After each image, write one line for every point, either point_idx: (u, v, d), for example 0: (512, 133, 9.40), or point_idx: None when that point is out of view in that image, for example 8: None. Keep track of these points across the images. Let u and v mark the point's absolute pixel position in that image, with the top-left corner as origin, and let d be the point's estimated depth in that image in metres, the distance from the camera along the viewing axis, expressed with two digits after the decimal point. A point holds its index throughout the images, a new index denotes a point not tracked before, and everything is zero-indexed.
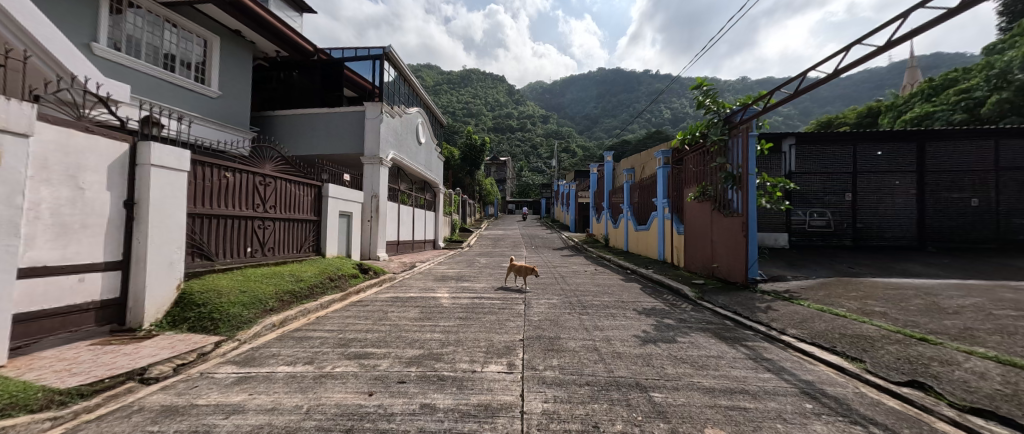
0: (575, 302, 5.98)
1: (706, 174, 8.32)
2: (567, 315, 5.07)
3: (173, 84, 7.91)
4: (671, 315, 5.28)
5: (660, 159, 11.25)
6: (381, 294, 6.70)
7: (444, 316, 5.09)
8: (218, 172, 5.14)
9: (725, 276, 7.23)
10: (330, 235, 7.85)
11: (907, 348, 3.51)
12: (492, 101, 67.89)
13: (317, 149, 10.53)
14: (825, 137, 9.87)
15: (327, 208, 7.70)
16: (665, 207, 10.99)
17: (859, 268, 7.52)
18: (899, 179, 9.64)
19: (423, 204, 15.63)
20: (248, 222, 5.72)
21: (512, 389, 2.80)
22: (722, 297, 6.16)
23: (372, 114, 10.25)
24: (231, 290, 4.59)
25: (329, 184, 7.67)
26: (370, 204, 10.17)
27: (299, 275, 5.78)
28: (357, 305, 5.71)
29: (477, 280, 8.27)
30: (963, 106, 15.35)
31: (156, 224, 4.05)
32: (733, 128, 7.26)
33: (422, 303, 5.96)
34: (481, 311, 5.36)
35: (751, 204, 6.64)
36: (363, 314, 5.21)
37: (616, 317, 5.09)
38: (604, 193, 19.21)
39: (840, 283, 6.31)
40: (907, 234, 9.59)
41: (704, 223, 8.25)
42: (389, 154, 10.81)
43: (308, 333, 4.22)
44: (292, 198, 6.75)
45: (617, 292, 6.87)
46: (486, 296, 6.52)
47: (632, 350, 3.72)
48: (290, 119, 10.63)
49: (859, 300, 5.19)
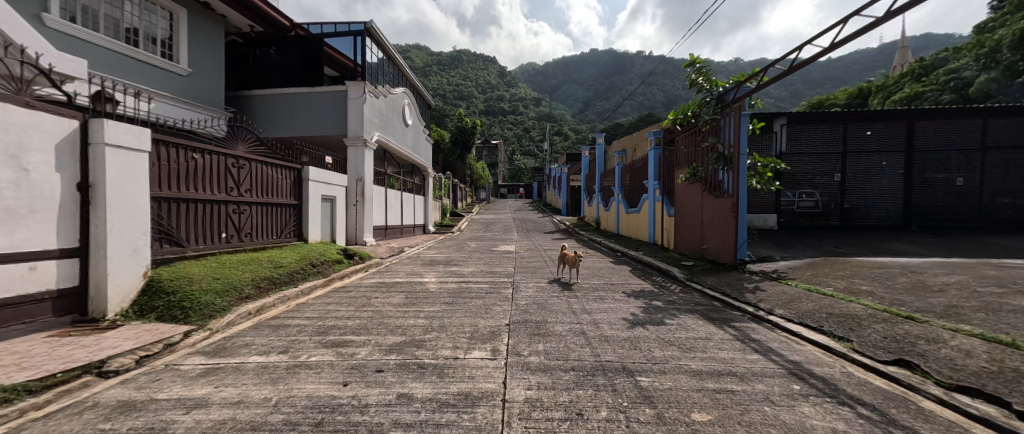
0: (565, 286, 5.90)
1: (697, 155, 8.19)
2: (555, 299, 4.98)
3: (139, 61, 7.47)
4: (660, 297, 5.24)
5: (650, 141, 11.10)
6: (367, 279, 6.51)
7: (430, 301, 4.97)
8: (184, 152, 4.82)
9: (715, 258, 7.19)
10: (314, 220, 7.59)
11: (893, 326, 3.48)
12: (483, 83, 66.45)
13: (299, 131, 10.17)
14: (817, 117, 9.78)
15: (309, 192, 7.39)
16: (656, 190, 10.89)
17: (845, 248, 7.57)
18: (887, 159, 9.65)
19: (412, 188, 15.32)
20: (221, 206, 5.45)
21: (495, 377, 2.70)
22: (711, 278, 6.16)
23: (355, 93, 9.85)
24: (203, 277, 4.38)
25: (309, 167, 7.33)
26: (355, 188, 9.87)
27: (280, 262, 5.57)
28: (340, 291, 5.51)
29: (466, 264, 8.15)
30: (951, 86, 15.41)
31: (118, 207, 3.80)
32: (725, 107, 7.09)
33: (407, 288, 5.83)
34: (468, 295, 5.25)
35: (741, 185, 6.57)
36: (345, 300, 5.04)
37: (605, 300, 5.03)
38: (596, 176, 19.08)
39: (827, 262, 6.33)
40: (893, 214, 9.66)
41: (695, 205, 8.18)
42: (374, 136, 10.47)
43: (285, 321, 4.06)
44: (270, 182, 6.46)
45: (607, 274, 6.82)
46: (475, 280, 6.42)
47: (619, 334, 3.64)
48: (269, 98, 10.16)
49: (846, 279, 5.20)
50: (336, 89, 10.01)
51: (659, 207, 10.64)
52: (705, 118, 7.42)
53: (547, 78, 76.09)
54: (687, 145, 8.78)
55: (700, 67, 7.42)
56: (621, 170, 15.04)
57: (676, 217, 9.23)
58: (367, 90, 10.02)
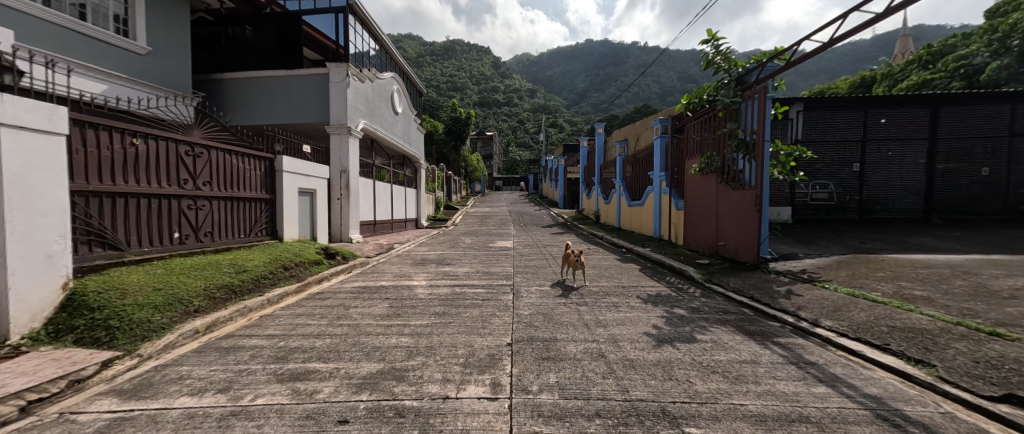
0: (571, 290, 5.25)
1: (711, 143, 7.51)
2: (562, 308, 4.32)
3: (87, 36, 6.59)
4: (681, 303, 4.61)
5: (656, 129, 10.47)
6: (347, 283, 5.77)
7: (417, 311, 4.27)
8: (121, 136, 4.04)
9: (733, 255, 6.57)
10: (291, 216, 6.81)
11: (980, 346, 2.86)
12: (477, 74, 65.17)
13: (278, 119, 9.36)
14: (835, 103, 9.14)
15: (282, 185, 6.59)
16: (662, 182, 10.27)
17: (871, 244, 6.98)
18: (909, 148, 9.05)
19: (403, 180, 14.51)
20: (173, 201, 4.66)
21: (496, 429, 2.01)
22: (733, 280, 5.52)
23: (337, 77, 9.01)
24: (141, 287, 3.63)
25: (283, 156, 6.52)
26: (339, 181, 9.10)
27: (244, 265, 4.81)
28: (315, 299, 4.78)
29: (460, 264, 7.46)
30: (961, 73, 14.87)
31: (23, 205, 3.01)
32: (746, 89, 6.42)
33: (392, 294, 5.11)
34: (461, 304, 4.57)
35: (765, 176, 5.91)
36: (318, 310, 4.31)
37: (620, 308, 4.38)
38: (595, 167, 18.36)
39: (859, 260, 5.71)
40: (914, 206, 9.10)
41: (708, 197, 7.55)
42: (360, 123, 9.65)
43: (239, 342, 3.34)
44: (236, 174, 5.70)
45: (616, 275, 6.18)
46: (469, 283, 5.74)
47: (645, 356, 2.98)
48: (244, 83, 9.34)
49: (892, 281, 4.58)
50: (316, 73, 9.14)
51: (666, 200, 10.02)
52: (723, 102, 6.75)
53: (543, 68, 74.78)
54: (699, 133, 8.15)
55: (718, 45, 6.70)
56: (622, 161, 14.37)
57: (686, 210, 8.61)
58: (351, 73, 9.18)
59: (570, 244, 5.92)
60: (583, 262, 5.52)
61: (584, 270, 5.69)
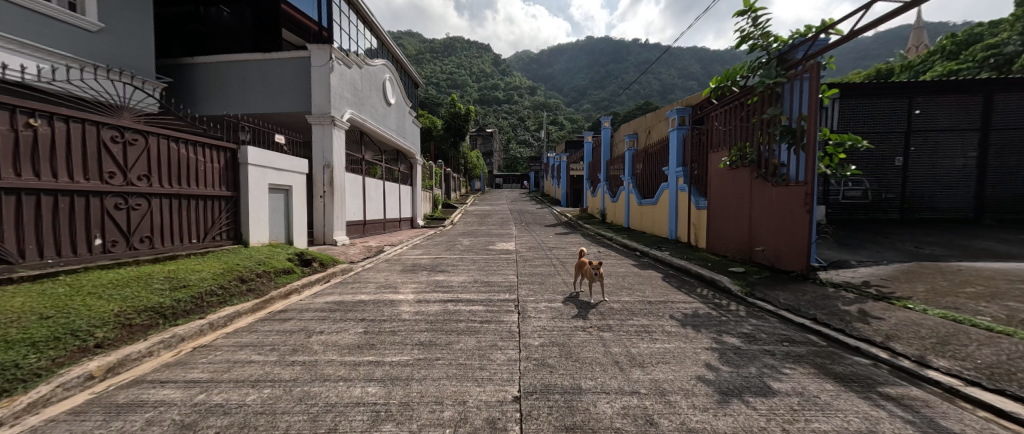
0: (588, 307, 4.33)
1: (744, 132, 6.56)
2: (582, 336, 3.40)
3: (23, 7, 5.62)
4: (728, 328, 3.69)
5: (673, 120, 9.54)
6: (321, 297, 4.84)
7: (397, 340, 3.35)
8: (11, 116, 3.11)
9: (773, 262, 5.63)
10: (259, 216, 5.88)
11: None
12: (477, 70, 64.19)
13: (256, 107, 8.47)
14: (874, 90, 8.19)
15: (247, 181, 5.65)
16: (679, 178, 9.35)
17: (930, 249, 6.04)
18: (958, 140, 8.10)
19: (397, 177, 13.57)
20: (95, 200, 3.74)
21: None
22: (782, 294, 4.59)
23: (319, 60, 8.07)
24: (22, 317, 2.67)
25: (247, 147, 5.59)
26: (322, 177, 8.20)
27: (181, 281, 3.86)
28: (274, 321, 3.85)
29: (456, 271, 6.53)
30: (991, 63, 13.72)
31: None
32: (791, 67, 5.41)
33: (371, 313, 4.19)
34: (455, 328, 3.64)
35: (816, 169, 4.95)
36: (271, 338, 3.40)
37: (655, 335, 3.46)
38: (602, 164, 17.41)
39: (931, 271, 4.78)
40: (963, 205, 8.16)
41: (739, 194, 6.61)
42: (346, 113, 8.70)
43: (144, 394, 2.41)
44: (185, 167, 4.76)
45: (638, 287, 5.26)
46: (465, 298, 4.82)
47: (715, 425, 2.04)
48: (218, 68, 8.44)
49: (992, 302, 3.66)
50: (296, 56, 8.20)
51: (684, 198, 9.10)
52: (762, 84, 5.75)
53: (544, 66, 73.74)
54: (726, 122, 7.19)
55: (755, 17, 5.74)
56: (631, 156, 13.45)
57: (709, 209, 7.68)
58: (336, 57, 8.24)
59: (583, 252, 4.99)
60: (601, 275, 4.57)
61: (603, 283, 4.76)
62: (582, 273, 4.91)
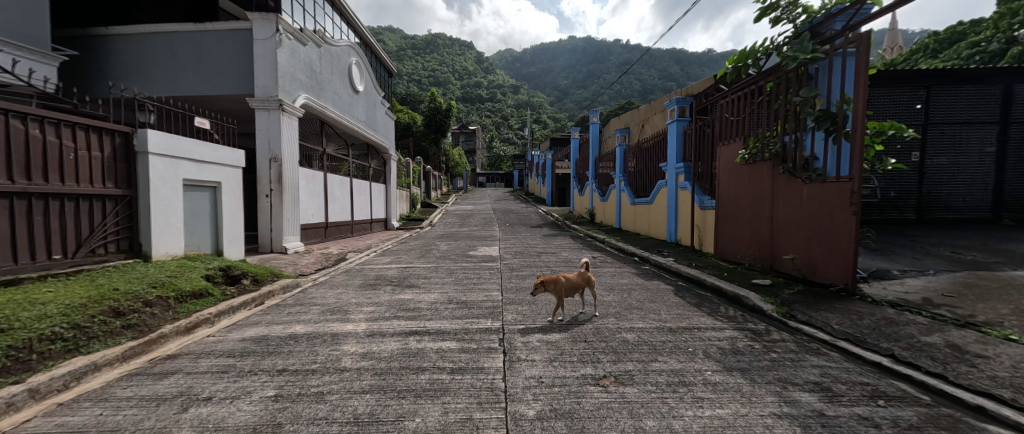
0: (594, 341, 3.30)
1: (761, 120, 5.70)
2: (598, 398, 2.33)
3: None
4: (789, 374, 2.71)
5: (671, 111, 8.68)
6: (241, 330, 3.62)
7: (321, 412, 2.19)
8: None
9: (805, 273, 4.77)
10: (168, 223, 4.99)
11: None
12: (460, 68, 62.73)
13: (190, 89, 7.12)
14: (892, 79, 7.50)
15: (144, 177, 4.75)
16: (679, 175, 8.49)
17: (972, 254, 5.32)
18: (977, 133, 7.53)
19: (368, 173, 12.26)
20: None
21: None
22: (831, 316, 3.70)
23: (263, 33, 6.78)
24: None
25: (147, 130, 4.74)
26: (269, 172, 6.91)
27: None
28: (145, 379, 2.60)
29: (428, 286, 5.40)
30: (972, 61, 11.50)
31: None
32: (828, 41, 4.53)
33: (299, 356, 3.02)
34: (413, 383, 2.54)
35: (862, 161, 4.05)
36: (112, 417, 2.14)
37: (699, 392, 2.44)
38: (590, 161, 16.51)
39: (997, 285, 3.99)
40: (981, 203, 7.60)
41: (757, 193, 5.73)
42: (299, 97, 7.39)
43: None
44: (36, 152, 3.81)
45: (650, 308, 4.28)
46: (434, 327, 3.70)
47: None
48: (142, 41, 7.05)
49: None
50: (235, 27, 6.89)
51: (686, 198, 8.25)
52: (794, 61, 4.80)
53: (526, 64, 72.87)
54: (738, 110, 6.33)
55: None
56: (623, 152, 12.60)
57: (717, 210, 6.84)
58: (283, 29, 6.93)
59: (587, 266, 3.89)
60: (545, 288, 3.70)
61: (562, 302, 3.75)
62: (579, 289, 3.85)
